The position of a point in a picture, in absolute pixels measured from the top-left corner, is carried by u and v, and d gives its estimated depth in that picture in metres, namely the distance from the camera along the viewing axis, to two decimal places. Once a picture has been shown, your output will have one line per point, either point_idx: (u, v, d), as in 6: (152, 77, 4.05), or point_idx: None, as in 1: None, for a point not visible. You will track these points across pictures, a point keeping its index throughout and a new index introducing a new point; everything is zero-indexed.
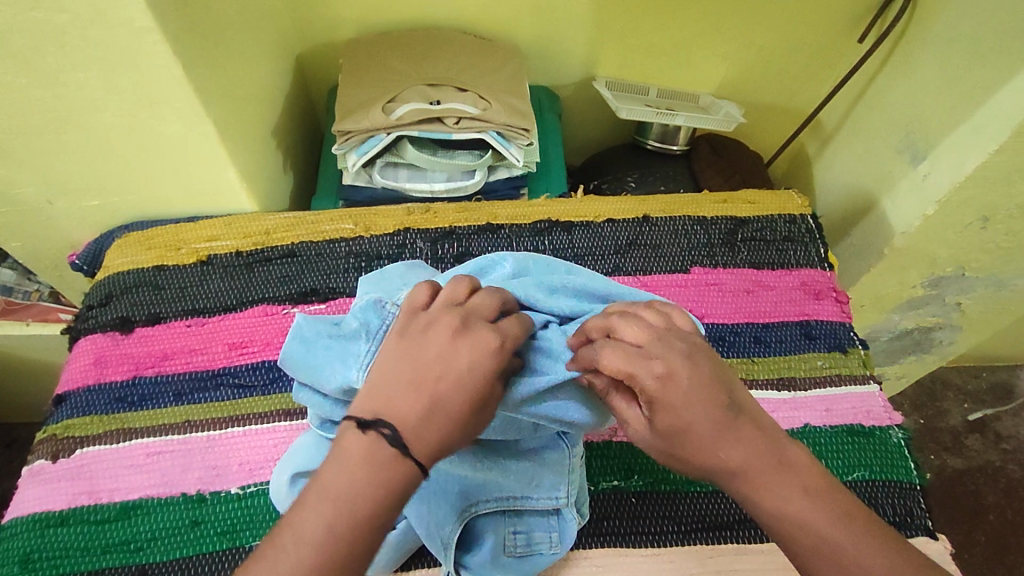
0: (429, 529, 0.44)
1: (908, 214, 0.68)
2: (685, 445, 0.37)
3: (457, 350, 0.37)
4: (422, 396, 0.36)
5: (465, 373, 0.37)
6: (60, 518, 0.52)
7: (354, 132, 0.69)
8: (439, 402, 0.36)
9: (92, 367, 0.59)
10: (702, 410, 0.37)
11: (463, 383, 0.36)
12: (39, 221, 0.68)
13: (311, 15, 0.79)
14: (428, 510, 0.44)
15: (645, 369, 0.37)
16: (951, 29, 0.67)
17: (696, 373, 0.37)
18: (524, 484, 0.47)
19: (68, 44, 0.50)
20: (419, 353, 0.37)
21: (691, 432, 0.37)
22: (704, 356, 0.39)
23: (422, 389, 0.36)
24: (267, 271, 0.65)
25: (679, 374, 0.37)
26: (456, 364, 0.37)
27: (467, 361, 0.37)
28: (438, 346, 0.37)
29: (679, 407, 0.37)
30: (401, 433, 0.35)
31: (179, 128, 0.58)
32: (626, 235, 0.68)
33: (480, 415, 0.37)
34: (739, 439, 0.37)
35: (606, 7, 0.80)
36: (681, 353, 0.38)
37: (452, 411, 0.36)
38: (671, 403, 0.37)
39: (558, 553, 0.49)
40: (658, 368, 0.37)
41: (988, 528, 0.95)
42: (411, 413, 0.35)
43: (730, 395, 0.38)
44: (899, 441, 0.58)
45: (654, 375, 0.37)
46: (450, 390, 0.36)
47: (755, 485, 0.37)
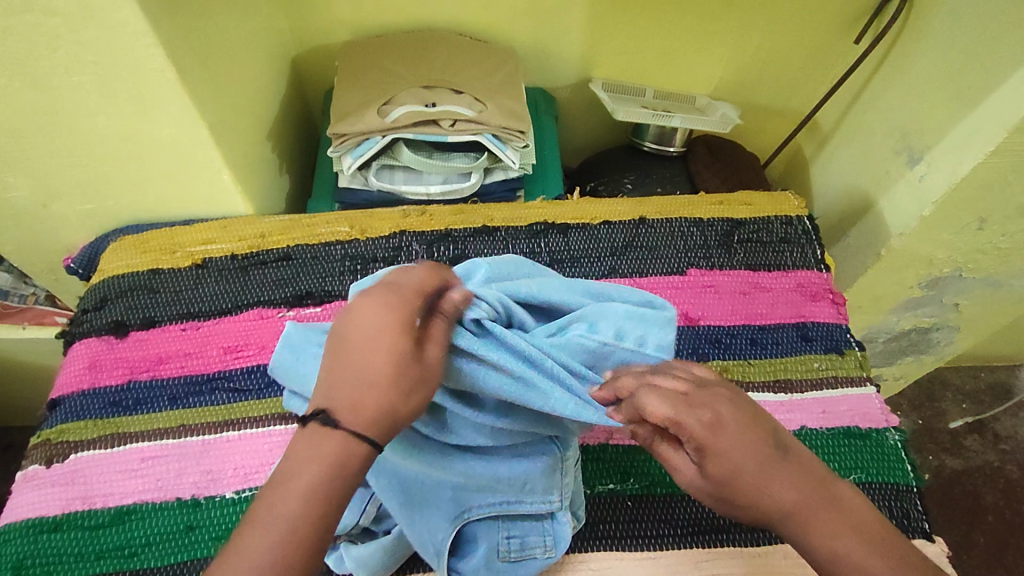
0: (421, 537, 0.44)
1: (905, 215, 0.68)
2: (738, 493, 0.37)
3: (378, 325, 0.37)
4: (350, 370, 0.36)
5: (376, 329, 0.36)
6: (54, 523, 0.51)
7: (350, 135, 0.69)
8: (358, 362, 0.36)
9: (86, 372, 0.59)
10: (752, 454, 0.37)
11: (377, 342, 0.36)
12: (33, 224, 0.68)
13: (306, 17, 0.79)
14: (420, 517, 0.44)
15: (692, 417, 0.37)
16: (947, 30, 0.67)
17: (739, 417, 0.38)
18: (517, 490, 0.47)
19: (59, 47, 0.49)
20: (345, 334, 0.37)
21: (743, 478, 0.36)
22: (747, 400, 0.39)
23: (348, 363, 0.36)
24: (262, 274, 0.65)
25: (726, 420, 0.37)
26: (369, 328, 0.36)
27: (388, 333, 0.36)
28: (360, 324, 0.37)
29: (729, 453, 0.36)
30: (335, 409, 0.35)
31: (174, 132, 0.58)
32: (622, 237, 0.68)
33: (417, 380, 0.37)
34: (785, 479, 0.37)
35: (602, 8, 0.80)
36: (725, 399, 0.38)
37: (378, 371, 0.36)
38: (722, 451, 0.36)
39: (552, 557, 0.49)
40: (707, 417, 0.37)
41: (987, 529, 0.95)
42: (343, 389, 0.35)
43: (773, 434, 0.38)
44: (895, 442, 0.58)
45: (702, 423, 0.37)
46: (364, 350, 0.36)
47: (800, 524, 0.37)
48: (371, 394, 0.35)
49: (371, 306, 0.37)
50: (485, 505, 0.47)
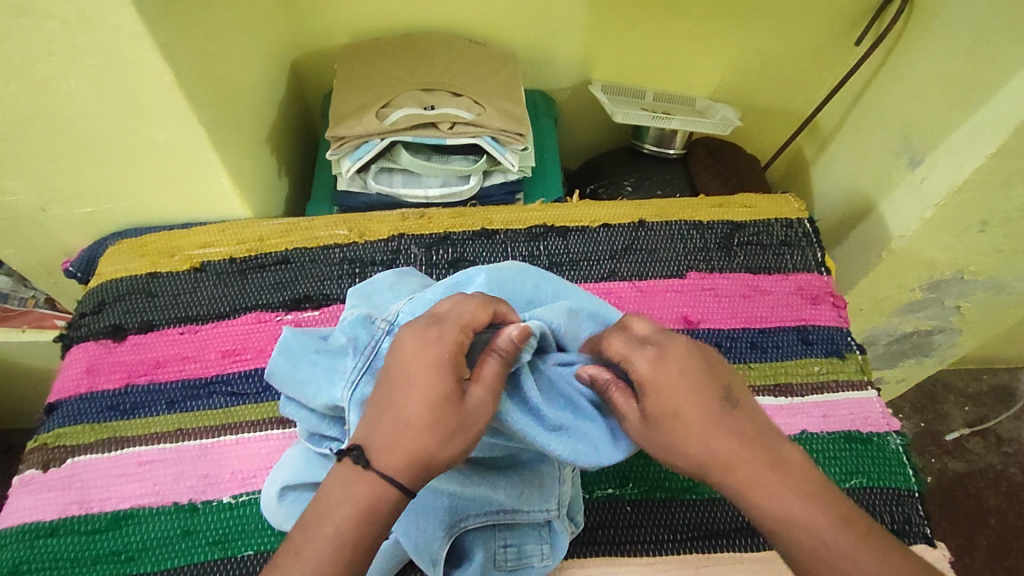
0: (417, 546, 0.44)
1: (906, 218, 0.68)
2: (668, 433, 0.39)
3: (419, 368, 0.38)
4: (394, 414, 0.38)
5: (418, 376, 0.38)
6: (51, 528, 0.51)
7: (348, 138, 0.69)
8: (401, 410, 0.38)
9: (84, 376, 0.59)
10: (689, 398, 0.39)
11: (421, 387, 0.38)
12: (31, 227, 0.68)
13: (305, 20, 0.79)
14: (416, 527, 0.45)
15: (640, 354, 0.41)
16: (948, 32, 0.67)
17: (686, 364, 0.40)
18: (515, 498, 0.46)
19: (56, 50, 0.49)
20: (393, 373, 0.39)
21: (677, 417, 0.38)
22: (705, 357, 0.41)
23: (393, 406, 0.38)
24: (260, 278, 0.65)
25: (671, 361, 0.40)
26: (416, 375, 0.38)
27: (426, 375, 0.38)
28: (406, 366, 0.39)
29: (665, 392, 0.39)
30: (374, 453, 0.37)
31: (172, 135, 0.58)
32: (622, 240, 0.67)
33: (453, 426, 0.38)
34: (722, 429, 0.38)
35: (601, 11, 0.80)
36: (683, 345, 0.41)
37: (417, 417, 0.38)
38: (661, 387, 0.39)
39: (549, 565, 0.48)
40: (651, 355, 0.40)
41: (990, 533, 0.94)
42: (385, 433, 0.38)
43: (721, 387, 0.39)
44: (897, 447, 0.58)
45: (648, 360, 0.40)
46: (408, 394, 0.38)
47: (741, 482, 0.37)
48: (408, 438, 0.37)
49: (421, 349, 0.39)
50: (482, 513, 0.46)
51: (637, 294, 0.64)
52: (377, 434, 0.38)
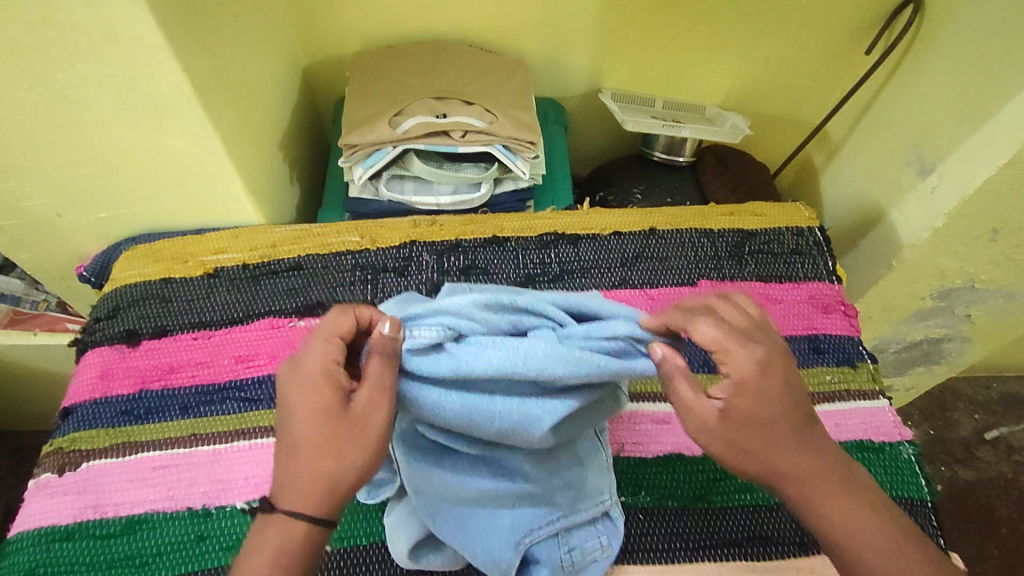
0: (487, 563, 0.45)
1: (917, 227, 0.68)
2: (758, 437, 0.38)
3: (303, 392, 0.37)
4: (285, 447, 0.37)
5: (298, 401, 0.37)
6: (66, 532, 0.52)
7: (361, 146, 0.70)
8: (294, 438, 0.36)
9: (99, 381, 0.59)
10: (784, 408, 0.38)
11: (300, 411, 0.36)
12: (46, 232, 0.69)
13: (318, 28, 0.79)
14: (484, 547, 0.45)
15: (745, 352, 0.38)
16: (959, 42, 0.67)
17: (786, 369, 0.39)
18: (572, 501, 0.47)
19: (77, 60, 0.50)
20: (283, 403, 0.37)
21: (764, 424, 0.38)
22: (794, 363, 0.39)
23: (283, 440, 0.37)
24: (273, 284, 0.65)
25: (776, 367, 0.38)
26: (294, 401, 0.37)
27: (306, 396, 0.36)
28: (292, 393, 0.37)
29: (766, 397, 0.38)
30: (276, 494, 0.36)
31: (188, 143, 0.59)
32: (633, 248, 0.68)
33: (345, 437, 0.36)
34: (805, 440, 0.39)
35: (612, 19, 0.80)
36: (778, 347, 0.39)
37: (308, 441, 0.36)
38: (760, 392, 0.38)
39: (611, 554, 0.50)
40: (758, 355, 0.38)
41: (1001, 542, 0.94)
42: (280, 470, 0.36)
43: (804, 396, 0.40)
44: (909, 456, 0.58)
45: (753, 360, 0.38)
46: (293, 421, 0.36)
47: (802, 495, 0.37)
48: (304, 466, 0.36)
49: (291, 372, 0.38)
50: (546, 524, 0.47)
51: (648, 302, 0.64)
52: (275, 473, 0.37)
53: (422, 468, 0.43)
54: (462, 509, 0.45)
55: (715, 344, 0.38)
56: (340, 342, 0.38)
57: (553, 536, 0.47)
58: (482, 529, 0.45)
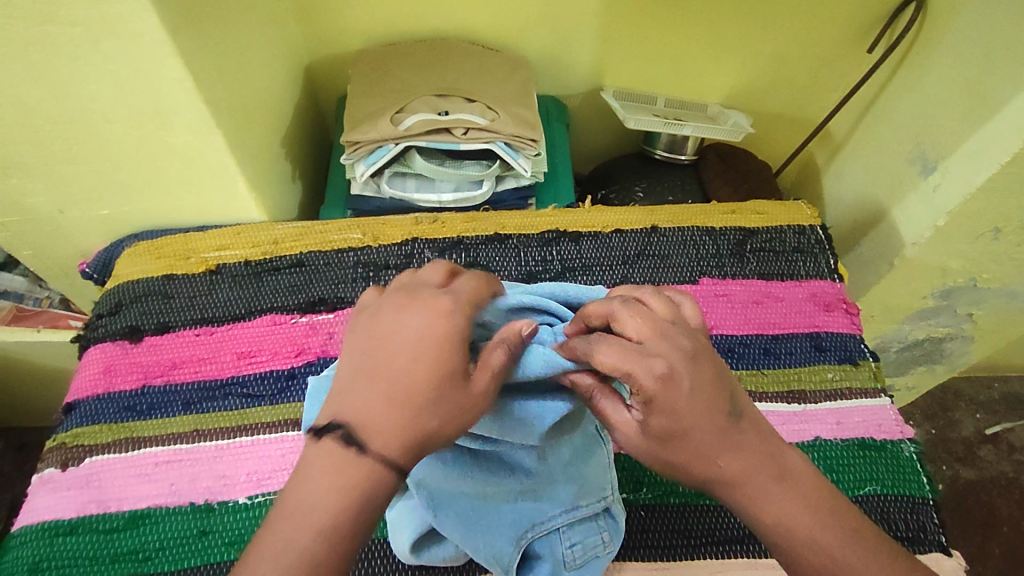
0: (488, 558, 0.46)
1: (919, 225, 0.68)
2: (681, 449, 0.35)
3: (426, 337, 0.35)
4: (381, 384, 0.34)
5: (416, 344, 0.35)
6: (69, 526, 0.52)
7: (363, 143, 0.70)
8: (400, 380, 0.34)
9: (102, 376, 0.59)
10: (702, 414, 0.35)
11: (415, 354, 0.35)
12: (49, 229, 0.69)
13: (321, 25, 0.80)
14: (485, 542, 0.46)
15: (644, 368, 0.34)
16: (961, 40, 0.67)
17: (697, 374, 0.35)
18: (574, 496, 0.48)
19: (80, 56, 0.50)
20: (396, 340, 0.35)
21: (687, 436, 0.35)
22: (707, 357, 0.36)
23: (379, 376, 0.34)
24: (275, 280, 0.65)
25: (681, 377, 0.35)
26: (407, 342, 0.35)
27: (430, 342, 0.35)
28: (414, 335, 0.35)
29: (676, 409, 0.35)
30: (363, 430, 0.33)
31: (190, 139, 0.59)
32: (635, 245, 0.68)
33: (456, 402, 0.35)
34: (734, 446, 0.36)
35: (614, 17, 0.80)
36: (684, 352, 0.35)
37: (414, 387, 0.34)
38: (669, 407, 0.35)
39: (612, 551, 0.49)
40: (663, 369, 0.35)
41: (1002, 541, 0.94)
42: (374, 406, 0.34)
43: (729, 397, 0.36)
44: (910, 454, 0.58)
45: (654, 376, 0.34)
46: (403, 361, 0.34)
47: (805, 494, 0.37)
48: (402, 410, 0.34)
49: (419, 314, 0.36)
50: (548, 519, 0.47)
51: None
52: (363, 406, 0.34)
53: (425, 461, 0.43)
54: (464, 504, 0.45)
55: (614, 365, 0.35)
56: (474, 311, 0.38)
57: (556, 532, 0.47)
58: (483, 524, 0.46)
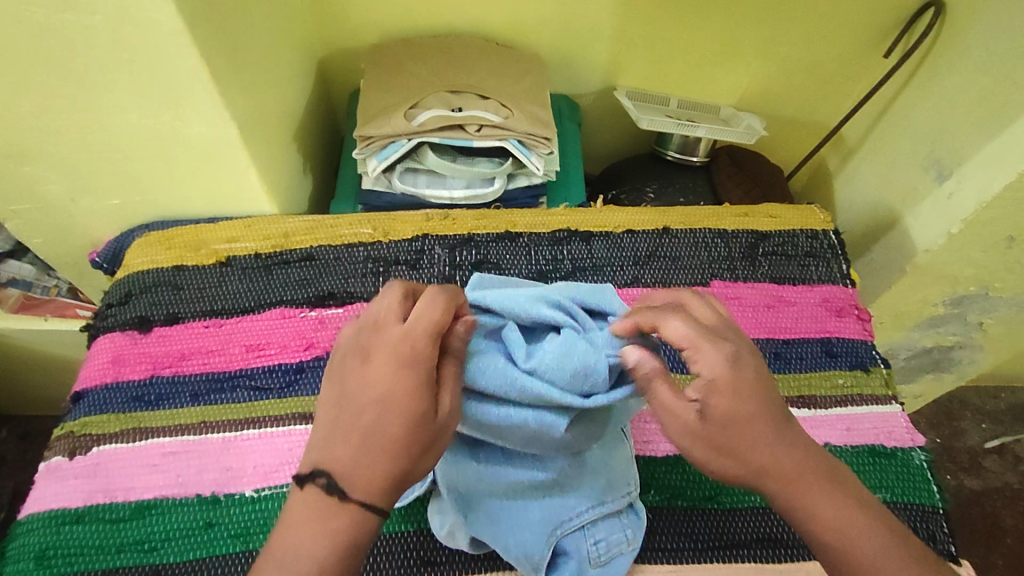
0: (519, 555, 0.46)
1: (932, 232, 0.68)
2: (732, 432, 0.38)
3: (394, 386, 0.37)
4: (352, 431, 0.37)
5: (368, 391, 0.37)
6: (77, 515, 0.52)
7: (376, 137, 0.69)
8: (374, 434, 0.36)
9: (110, 366, 0.59)
10: (759, 401, 0.39)
11: (389, 399, 0.37)
12: (61, 217, 0.69)
13: (335, 19, 0.79)
14: (516, 540, 0.46)
15: (715, 351, 0.39)
16: (980, 46, 0.66)
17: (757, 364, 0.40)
18: (600, 491, 0.48)
19: (97, 45, 0.50)
20: (359, 393, 0.38)
21: (742, 421, 0.38)
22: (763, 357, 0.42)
23: (351, 425, 0.37)
24: (285, 273, 0.65)
25: (745, 364, 0.39)
26: (374, 388, 0.37)
27: (381, 391, 0.37)
28: (376, 389, 0.37)
29: (737, 393, 0.39)
30: (340, 479, 0.36)
31: (204, 130, 0.59)
32: (646, 246, 0.67)
33: (422, 434, 0.37)
34: (782, 437, 0.39)
35: (630, 16, 0.80)
36: (746, 345, 0.41)
37: (384, 435, 0.36)
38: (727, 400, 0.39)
39: (636, 547, 0.50)
40: (725, 353, 0.39)
41: (1006, 551, 0.93)
42: (349, 457, 0.36)
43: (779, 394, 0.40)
44: (920, 462, 0.57)
45: (720, 358, 0.39)
46: (381, 419, 0.36)
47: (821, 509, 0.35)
48: (375, 463, 0.36)
49: (375, 372, 0.38)
50: (576, 515, 0.47)
51: None
52: (339, 454, 0.36)
53: (454, 461, 0.46)
54: (492, 503, 0.46)
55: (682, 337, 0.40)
56: (437, 341, 0.38)
57: (581, 529, 0.47)
58: (513, 522, 0.46)
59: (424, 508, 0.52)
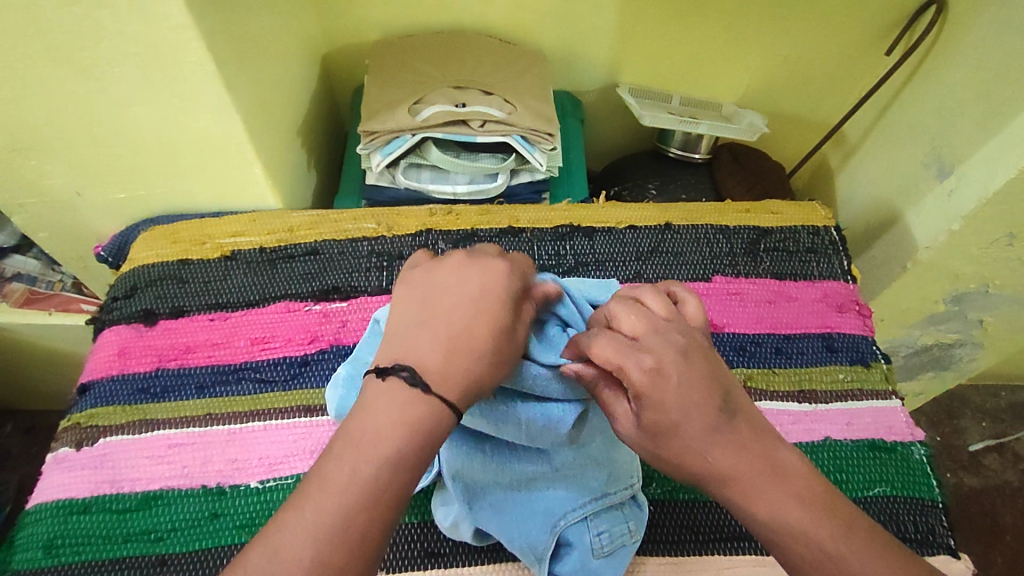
0: (522, 546, 0.47)
1: (933, 229, 0.68)
2: (670, 442, 0.37)
3: (481, 295, 0.41)
4: (439, 327, 0.39)
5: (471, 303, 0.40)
6: (83, 505, 0.52)
7: (380, 133, 0.70)
8: (460, 329, 0.39)
9: (116, 358, 0.60)
10: (694, 406, 0.36)
11: (479, 302, 0.40)
12: (67, 211, 0.70)
13: (339, 15, 0.80)
14: (520, 530, 0.47)
15: (634, 361, 0.37)
16: (982, 43, 0.67)
17: (686, 367, 0.37)
18: (602, 482, 0.49)
19: (105, 38, 0.50)
20: (447, 297, 0.41)
21: (678, 429, 0.36)
22: (699, 354, 0.38)
23: (437, 321, 0.39)
24: (290, 267, 0.65)
25: (667, 371, 0.37)
26: (464, 293, 0.41)
27: (470, 294, 0.41)
28: (465, 295, 0.41)
29: (666, 402, 0.36)
30: (422, 370, 0.37)
31: (209, 124, 0.59)
32: (648, 242, 0.68)
33: (500, 343, 0.40)
34: (726, 441, 0.36)
35: (633, 13, 0.80)
36: (675, 348, 0.38)
37: (470, 334, 0.39)
38: (658, 399, 0.36)
39: (639, 540, 0.49)
40: (645, 363, 0.37)
41: (1005, 549, 0.94)
42: (432, 351, 0.38)
43: (719, 394, 0.37)
44: (920, 457, 0.58)
45: (641, 369, 0.37)
46: (468, 318, 0.40)
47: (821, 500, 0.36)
48: (457, 358, 0.38)
49: (465, 281, 0.42)
50: (578, 506, 0.48)
51: None
52: (421, 347, 0.38)
53: (462, 452, 0.47)
54: (496, 493, 0.48)
55: (632, 332, 0.39)
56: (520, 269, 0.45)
57: (584, 520, 0.48)
58: (517, 512, 0.48)
59: (428, 500, 0.52)
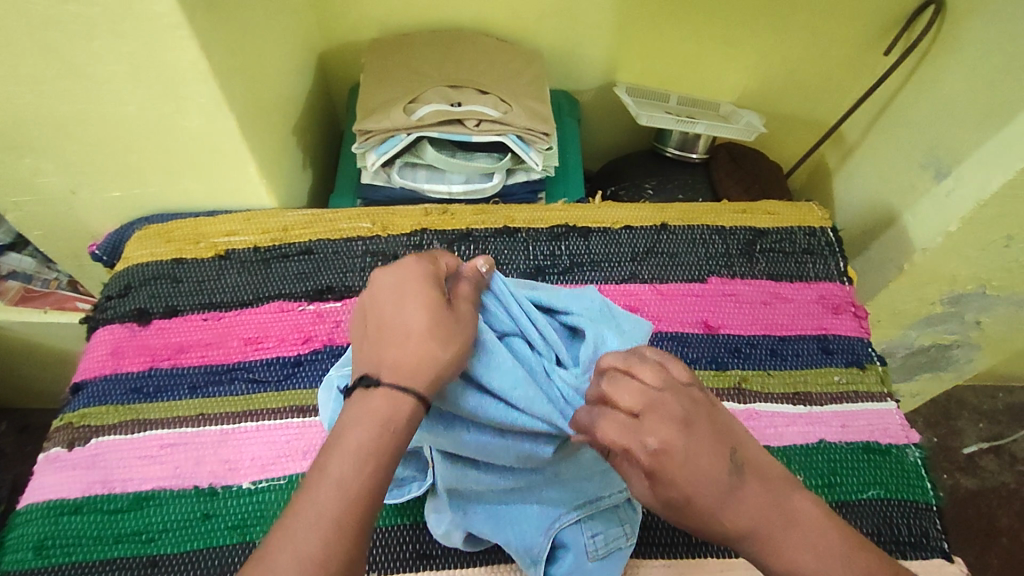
0: (518, 549, 0.48)
1: (930, 231, 0.68)
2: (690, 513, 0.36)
3: (413, 286, 0.41)
4: (383, 325, 0.40)
5: (409, 284, 0.41)
6: (74, 506, 0.52)
7: (375, 132, 0.70)
8: (402, 323, 0.40)
9: (109, 358, 0.60)
10: (704, 479, 0.35)
11: (409, 291, 0.41)
12: (60, 210, 0.69)
13: (335, 13, 0.79)
14: (515, 535, 0.48)
15: (638, 443, 0.35)
16: (981, 43, 0.66)
17: (690, 440, 0.35)
18: (594, 485, 0.49)
19: (97, 37, 0.50)
20: (382, 296, 0.42)
21: (696, 502, 0.35)
22: (703, 421, 0.36)
23: (381, 322, 0.40)
24: (284, 267, 0.65)
25: (675, 449, 0.35)
26: (394, 285, 0.41)
27: (399, 285, 0.41)
28: (395, 290, 0.41)
29: (678, 481, 0.35)
30: (377, 371, 0.38)
31: (203, 123, 0.59)
32: (643, 243, 0.67)
33: (445, 324, 0.40)
34: (742, 503, 0.36)
35: (630, 11, 0.79)
36: (677, 420, 0.36)
37: (411, 323, 0.40)
38: (670, 478, 0.35)
39: (635, 542, 0.49)
40: (653, 445, 0.35)
41: (1001, 551, 0.94)
42: (384, 350, 0.39)
43: (727, 458, 0.36)
44: (915, 460, 0.58)
45: (648, 451, 0.35)
46: (402, 308, 0.40)
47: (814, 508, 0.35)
48: (404, 345, 0.39)
49: (394, 276, 0.42)
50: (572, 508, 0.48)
51: (658, 298, 0.64)
52: (374, 351, 0.39)
53: (453, 467, 0.46)
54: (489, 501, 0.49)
55: (631, 409, 0.37)
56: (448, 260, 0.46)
57: (578, 522, 0.48)
58: (510, 518, 0.49)
59: (420, 503, 0.52)
